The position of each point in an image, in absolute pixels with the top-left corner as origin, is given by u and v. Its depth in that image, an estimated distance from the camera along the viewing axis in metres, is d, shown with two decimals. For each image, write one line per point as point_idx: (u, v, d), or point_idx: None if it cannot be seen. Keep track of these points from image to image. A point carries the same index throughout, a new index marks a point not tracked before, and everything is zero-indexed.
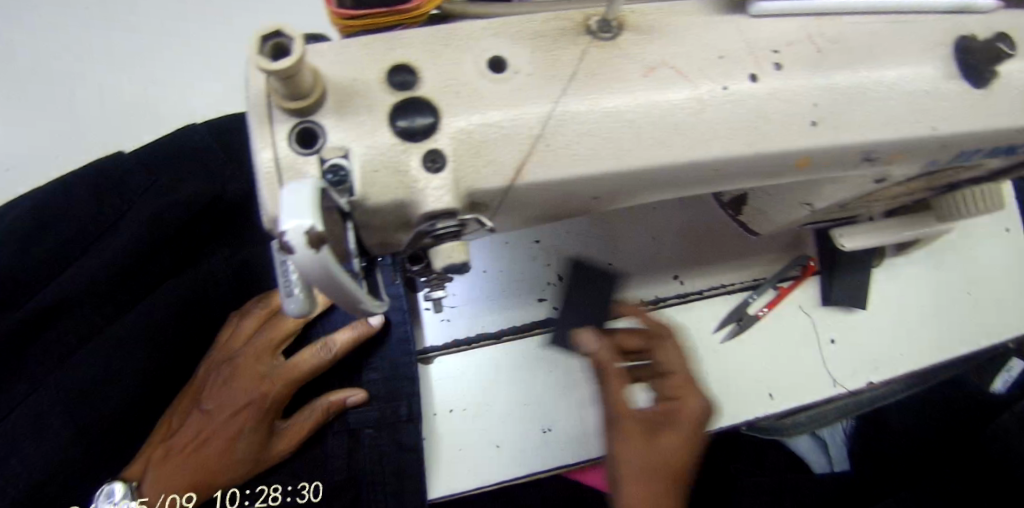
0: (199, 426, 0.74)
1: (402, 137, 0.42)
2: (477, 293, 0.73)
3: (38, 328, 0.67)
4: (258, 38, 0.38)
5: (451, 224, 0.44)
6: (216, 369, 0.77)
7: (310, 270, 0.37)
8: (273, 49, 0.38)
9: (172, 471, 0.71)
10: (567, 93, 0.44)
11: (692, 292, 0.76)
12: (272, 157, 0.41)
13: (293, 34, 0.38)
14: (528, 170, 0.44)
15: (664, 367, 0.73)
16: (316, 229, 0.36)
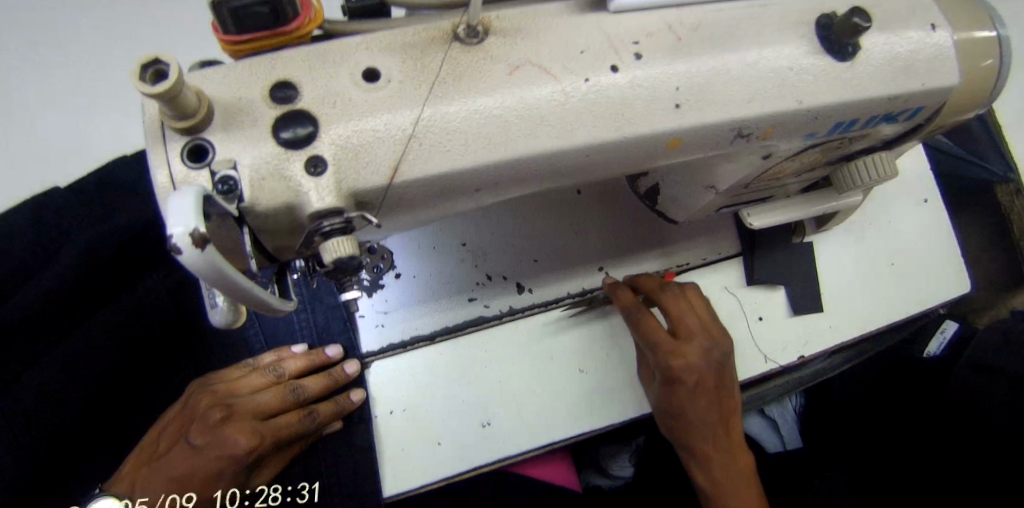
0: (174, 462, 0.66)
1: (285, 146, 0.46)
2: (411, 299, 0.76)
3: None
4: (139, 66, 0.41)
5: (338, 221, 0.47)
6: (196, 406, 0.69)
7: (202, 270, 0.40)
8: (153, 75, 0.42)
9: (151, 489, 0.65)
10: (434, 95, 0.48)
11: (618, 282, 0.80)
12: (167, 174, 0.45)
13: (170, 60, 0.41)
14: (404, 169, 0.48)
15: (595, 355, 0.76)
16: (200, 231, 0.39)
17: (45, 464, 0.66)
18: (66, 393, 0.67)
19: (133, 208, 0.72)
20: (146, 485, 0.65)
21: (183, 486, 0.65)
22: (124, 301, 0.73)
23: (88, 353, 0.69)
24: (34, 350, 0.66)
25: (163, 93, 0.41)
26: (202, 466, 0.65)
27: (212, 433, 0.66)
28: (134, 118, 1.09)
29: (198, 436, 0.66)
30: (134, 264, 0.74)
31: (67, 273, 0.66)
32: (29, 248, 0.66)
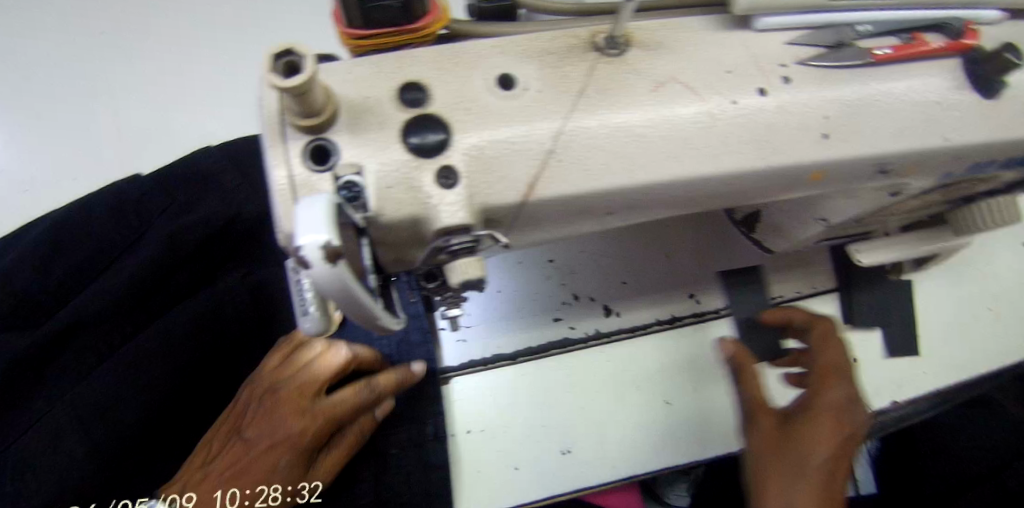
0: (237, 456, 0.63)
1: (413, 153, 0.42)
2: (490, 315, 0.71)
3: (51, 351, 0.62)
4: (271, 57, 0.38)
5: (465, 238, 0.43)
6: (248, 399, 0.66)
7: (326, 284, 0.37)
8: (284, 67, 0.38)
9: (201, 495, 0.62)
10: (573, 109, 0.44)
11: (710, 310, 0.74)
12: (288, 174, 0.42)
13: (305, 53, 0.38)
14: (540, 186, 0.44)
15: (683, 385, 0.71)
16: (331, 243, 0.36)
17: (114, 463, 0.63)
18: (141, 391, 0.64)
19: (217, 201, 0.71)
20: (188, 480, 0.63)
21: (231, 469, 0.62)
22: (205, 297, 0.70)
23: (163, 350, 0.66)
24: (110, 341, 0.65)
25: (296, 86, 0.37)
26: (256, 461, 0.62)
27: (274, 426, 0.61)
28: (192, 105, 1.06)
29: (251, 430, 0.63)
30: (214, 258, 0.72)
31: (147, 261, 0.66)
32: (112, 235, 0.67)
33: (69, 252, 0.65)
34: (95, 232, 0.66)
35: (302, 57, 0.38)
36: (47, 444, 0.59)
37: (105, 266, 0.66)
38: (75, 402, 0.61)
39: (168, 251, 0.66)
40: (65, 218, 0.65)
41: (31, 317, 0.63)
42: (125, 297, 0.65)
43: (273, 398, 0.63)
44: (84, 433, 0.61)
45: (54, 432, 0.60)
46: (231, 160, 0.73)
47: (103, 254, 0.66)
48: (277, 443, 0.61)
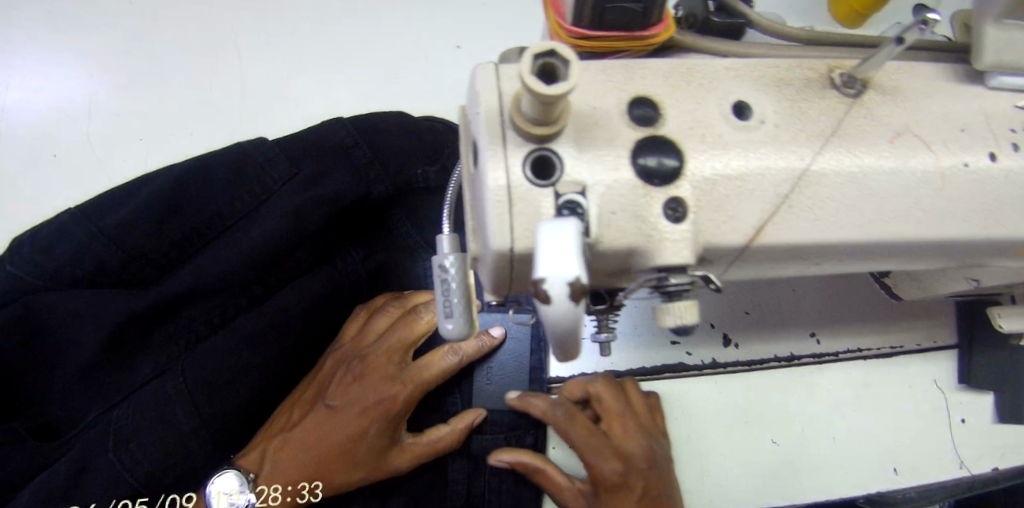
0: (318, 421, 0.68)
1: (641, 178, 0.38)
2: (619, 331, 0.73)
3: (165, 315, 0.61)
4: (530, 56, 0.32)
5: (684, 280, 0.38)
6: (340, 366, 0.72)
7: (562, 325, 0.32)
8: (538, 69, 0.33)
9: (289, 465, 0.66)
10: (819, 153, 0.41)
11: (826, 352, 0.76)
12: (506, 181, 0.37)
13: (568, 58, 0.32)
14: (768, 231, 0.40)
15: (796, 428, 0.75)
16: (578, 279, 0.31)
17: (217, 439, 0.62)
18: (255, 369, 0.64)
19: (344, 178, 0.66)
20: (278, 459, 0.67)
21: (324, 437, 0.67)
22: (322, 279, 0.70)
23: (280, 328, 0.65)
24: (223, 313, 0.64)
25: (552, 96, 0.32)
26: (344, 425, 0.67)
27: (361, 395, 0.68)
28: None
29: (338, 396, 0.69)
30: (331, 237, 0.70)
31: (271, 236, 0.63)
32: (232, 200, 0.63)
33: (187, 214, 0.61)
34: (216, 195, 0.62)
35: (563, 62, 0.32)
36: (156, 414, 0.59)
37: (220, 233, 0.63)
38: (186, 374, 0.60)
39: (293, 229, 0.63)
40: (187, 177, 0.62)
41: (144, 275, 0.61)
42: (245, 271, 0.63)
43: (363, 364, 0.70)
44: (193, 408, 0.60)
45: (164, 402, 0.59)
46: (362, 135, 0.69)
47: (223, 217, 0.62)
48: (366, 409, 0.67)
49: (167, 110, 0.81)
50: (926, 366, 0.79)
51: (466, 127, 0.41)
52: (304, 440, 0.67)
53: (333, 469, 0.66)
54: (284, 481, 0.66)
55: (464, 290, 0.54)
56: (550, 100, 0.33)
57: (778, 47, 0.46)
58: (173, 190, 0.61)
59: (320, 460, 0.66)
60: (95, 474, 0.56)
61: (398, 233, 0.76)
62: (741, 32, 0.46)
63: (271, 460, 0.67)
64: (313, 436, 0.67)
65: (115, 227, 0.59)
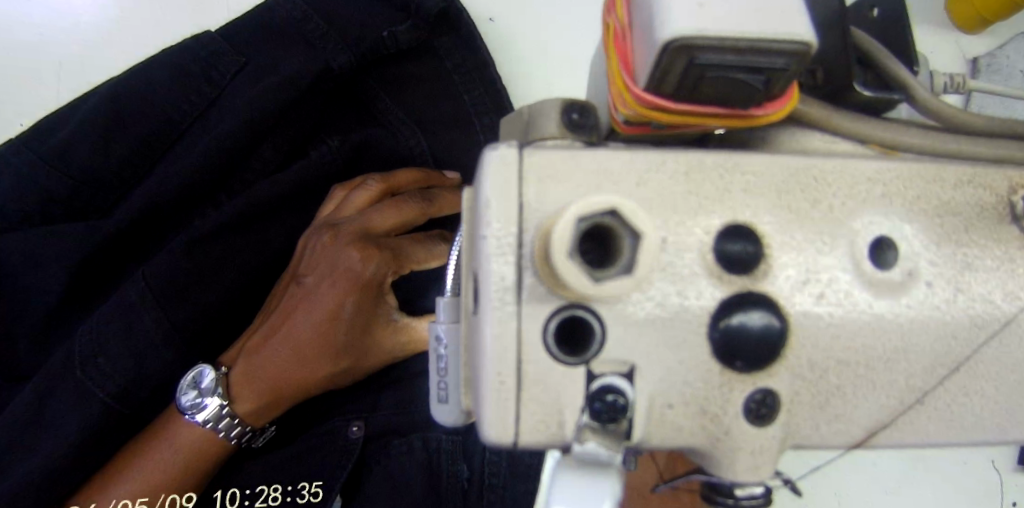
0: (290, 305, 0.56)
1: (719, 357, 0.26)
2: None
3: (126, 240, 0.57)
4: (573, 221, 0.19)
5: (755, 497, 0.28)
6: (310, 239, 0.59)
7: None
8: (583, 232, 0.19)
9: (259, 361, 0.55)
10: (990, 330, 0.28)
11: None
12: (518, 350, 0.24)
13: (629, 226, 0.19)
14: (884, 433, 0.28)
15: (823, 499, 0.73)
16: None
17: (193, 345, 0.56)
18: (224, 262, 0.57)
19: (302, 57, 0.59)
20: (248, 352, 0.56)
21: (293, 323, 0.55)
22: (295, 170, 0.61)
23: (245, 220, 0.59)
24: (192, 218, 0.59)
25: (598, 296, 0.19)
26: (314, 303, 0.54)
27: (332, 265, 0.54)
28: None
29: (309, 272, 0.56)
30: (301, 127, 0.61)
31: (226, 133, 0.57)
32: (179, 101, 0.57)
33: (130, 127, 0.56)
34: (159, 101, 0.57)
35: (627, 232, 0.19)
36: (118, 326, 0.53)
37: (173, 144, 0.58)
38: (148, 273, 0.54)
39: (250, 122, 0.57)
40: (129, 86, 0.56)
41: (97, 201, 0.56)
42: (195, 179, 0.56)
43: (334, 232, 0.57)
44: (160, 310, 0.54)
45: (126, 311, 0.53)
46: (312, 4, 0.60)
47: (166, 129, 0.57)
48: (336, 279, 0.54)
49: None
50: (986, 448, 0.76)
51: (467, 232, 0.27)
52: (276, 327, 0.55)
53: (311, 360, 0.54)
54: (258, 380, 0.54)
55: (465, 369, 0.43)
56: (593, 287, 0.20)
57: (939, 137, 0.31)
58: (106, 110, 0.55)
59: (293, 350, 0.54)
60: (61, 401, 0.52)
61: (380, 111, 0.65)
62: (889, 110, 0.32)
63: (246, 355, 0.56)
64: (286, 324, 0.55)
65: (55, 150, 0.55)
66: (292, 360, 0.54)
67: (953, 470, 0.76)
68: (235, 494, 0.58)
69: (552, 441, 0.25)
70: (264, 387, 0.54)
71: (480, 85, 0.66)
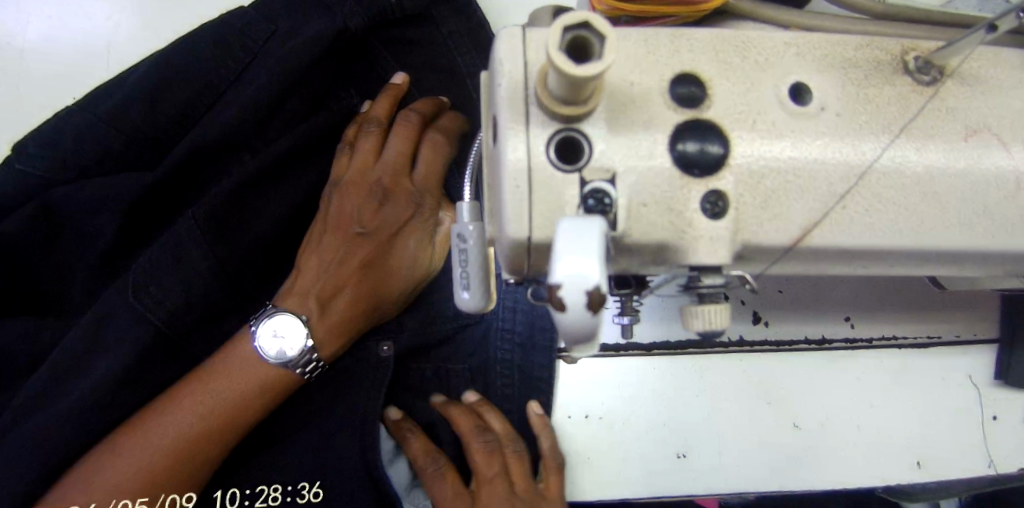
0: (350, 258, 0.67)
1: (679, 166, 0.34)
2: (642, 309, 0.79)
3: (171, 188, 0.66)
4: (562, 28, 0.27)
5: (717, 283, 0.35)
6: (342, 193, 0.68)
7: (579, 334, 0.29)
8: (570, 42, 0.28)
9: (341, 308, 0.65)
10: (890, 148, 0.37)
11: (861, 337, 0.81)
12: (529, 161, 0.33)
13: (602, 32, 0.28)
14: (816, 233, 0.36)
15: (813, 414, 0.80)
16: (598, 289, 0.28)
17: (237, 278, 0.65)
18: (263, 206, 0.67)
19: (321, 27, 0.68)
20: (324, 303, 0.64)
21: (364, 272, 0.67)
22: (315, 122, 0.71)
23: (277, 168, 0.67)
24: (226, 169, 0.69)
25: (580, 78, 0.27)
26: (378, 251, 0.68)
27: (388, 217, 0.68)
28: None
29: (364, 226, 0.67)
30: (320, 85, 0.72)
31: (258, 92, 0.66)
32: (217, 68, 0.67)
33: (181, 93, 0.66)
34: (207, 69, 0.67)
35: (597, 36, 0.27)
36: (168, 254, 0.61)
37: (216, 102, 0.68)
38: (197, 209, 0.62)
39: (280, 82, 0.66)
40: (179, 59, 0.66)
41: (147, 155, 0.67)
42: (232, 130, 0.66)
43: (372, 188, 0.68)
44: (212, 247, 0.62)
45: (176, 244, 0.61)
46: None
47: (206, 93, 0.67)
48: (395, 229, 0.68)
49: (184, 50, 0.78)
50: (964, 366, 0.83)
51: (488, 91, 0.36)
52: (348, 279, 0.66)
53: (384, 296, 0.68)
54: (344, 321, 0.65)
55: (483, 261, 0.53)
56: (578, 81, 0.28)
57: (847, 20, 0.40)
58: (163, 77, 0.65)
59: (369, 292, 0.67)
60: (114, 329, 0.59)
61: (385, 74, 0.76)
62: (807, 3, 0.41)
63: (323, 304, 0.64)
64: (356, 273, 0.66)
65: (114, 113, 0.64)
66: (370, 299, 0.67)
67: (936, 387, 0.83)
68: (235, 495, 0.64)
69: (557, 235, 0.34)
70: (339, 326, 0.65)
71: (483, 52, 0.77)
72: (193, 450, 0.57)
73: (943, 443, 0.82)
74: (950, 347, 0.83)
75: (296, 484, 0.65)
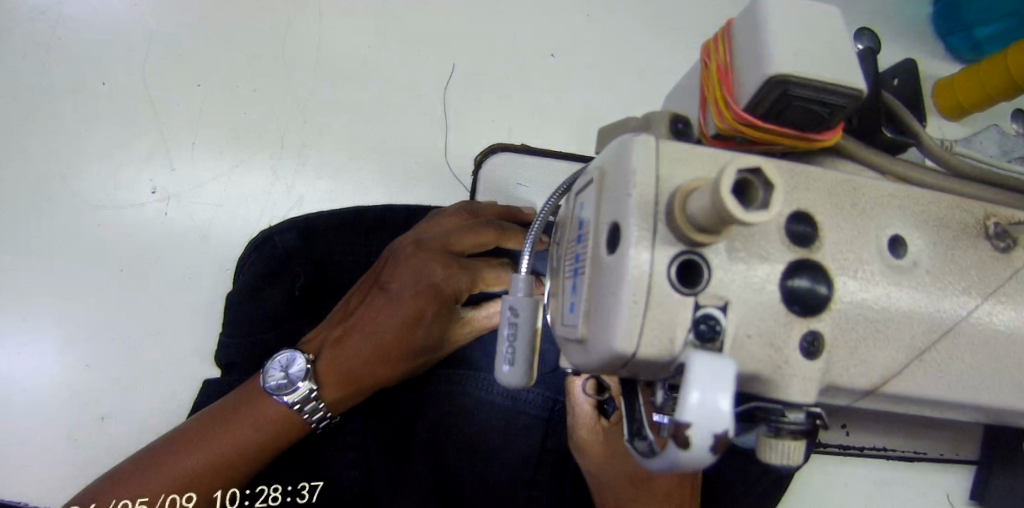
0: (372, 308, 0.62)
1: (785, 302, 0.35)
2: None
3: (255, 245, 0.70)
4: (733, 170, 0.28)
5: (800, 419, 0.36)
6: (396, 249, 0.65)
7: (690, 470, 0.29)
8: (736, 182, 0.29)
9: (348, 359, 0.61)
10: (969, 313, 0.39)
11: (855, 447, 0.80)
12: (649, 282, 0.33)
13: (769, 181, 0.28)
14: (894, 381, 0.38)
15: None
16: (726, 432, 0.28)
17: (292, 314, 0.65)
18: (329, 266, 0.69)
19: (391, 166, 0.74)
20: (333, 355, 0.61)
21: (380, 333, 0.60)
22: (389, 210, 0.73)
23: (355, 233, 0.71)
24: (301, 231, 0.70)
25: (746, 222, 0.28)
26: (400, 311, 0.60)
27: (417, 277, 0.61)
28: None
29: (397, 283, 0.62)
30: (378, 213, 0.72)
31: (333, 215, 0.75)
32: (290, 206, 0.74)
33: None
34: None
35: (765, 183, 0.28)
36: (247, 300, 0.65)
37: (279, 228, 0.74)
38: (280, 247, 0.67)
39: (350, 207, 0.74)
40: None
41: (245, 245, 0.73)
42: (324, 217, 0.71)
43: (418, 247, 0.63)
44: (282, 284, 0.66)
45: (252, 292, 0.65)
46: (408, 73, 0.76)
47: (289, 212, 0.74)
48: (421, 295, 0.60)
49: (228, 60, 0.75)
50: (941, 483, 0.87)
51: (608, 192, 0.36)
52: (361, 326, 0.62)
53: (392, 356, 0.61)
54: (344, 371, 0.61)
55: (531, 337, 0.52)
56: (736, 222, 0.29)
57: (937, 174, 0.42)
58: None
59: (377, 348, 0.61)
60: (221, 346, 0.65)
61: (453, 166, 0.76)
62: (903, 151, 0.43)
63: (331, 347, 0.62)
64: (372, 324, 0.61)
65: None
66: (376, 356, 0.61)
67: (914, 500, 0.86)
68: (236, 494, 0.60)
69: (664, 356, 0.33)
70: (346, 375, 0.60)
71: (539, 111, 0.77)
72: (215, 480, 0.58)
73: None
74: (932, 463, 0.86)
75: (297, 484, 0.61)
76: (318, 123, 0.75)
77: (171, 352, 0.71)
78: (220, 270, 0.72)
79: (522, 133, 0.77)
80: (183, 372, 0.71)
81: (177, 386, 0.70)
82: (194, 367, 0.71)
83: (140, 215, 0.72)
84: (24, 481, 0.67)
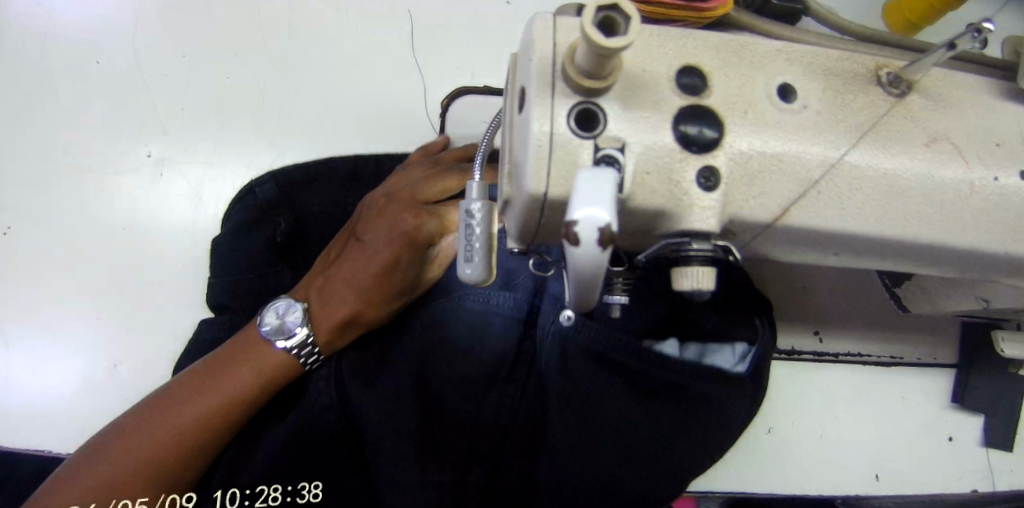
0: (352, 258, 0.67)
1: (680, 144, 0.39)
2: None
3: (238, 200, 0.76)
4: (594, 7, 0.32)
5: (705, 247, 0.39)
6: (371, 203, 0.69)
7: (585, 269, 0.34)
8: (601, 21, 0.33)
9: (332, 306, 0.65)
10: (859, 146, 0.42)
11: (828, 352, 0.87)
12: (550, 129, 0.38)
13: (629, 14, 0.33)
14: (794, 212, 0.41)
15: (783, 421, 0.86)
16: (608, 227, 0.32)
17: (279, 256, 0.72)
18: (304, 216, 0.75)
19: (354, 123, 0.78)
20: (320, 303, 0.66)
21: (359, 279, 0.65)
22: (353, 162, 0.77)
23: (325, 186, 0.77)
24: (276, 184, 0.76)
25: (610, 49, 0.32)
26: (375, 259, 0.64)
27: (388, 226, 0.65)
28: None
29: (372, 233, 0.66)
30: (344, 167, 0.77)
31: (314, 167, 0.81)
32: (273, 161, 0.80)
33: None
34: None
35: (624, 16, 0.33)
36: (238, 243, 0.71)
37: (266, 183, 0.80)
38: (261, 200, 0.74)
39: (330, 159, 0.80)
40: None
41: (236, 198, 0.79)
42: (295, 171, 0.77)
43: (388, 199, 0.67)
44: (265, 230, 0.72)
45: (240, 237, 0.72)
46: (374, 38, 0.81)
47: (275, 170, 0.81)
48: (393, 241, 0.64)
49: (208, 35, 0.82)
50: (925, 387, 0.88)
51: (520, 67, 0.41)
52: (341, 275, 0.66)
53: (371, 301, 0.65)
54: (329, 318, 0.65)
55: (486, 238, 0.56)
56: (607, 54, 0.33)
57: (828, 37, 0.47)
58: None
59: (356, 293, 0.65)
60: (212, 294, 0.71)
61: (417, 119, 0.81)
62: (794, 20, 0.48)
63: (318, 297, 0.67)
64: (352, 272, 0.66)
65: None
66: (357, 301, 0.65)
67: (897, 405, 0.87)
68: (235, 493, 0.63)
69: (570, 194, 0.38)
70: (331, 320, 0.65)
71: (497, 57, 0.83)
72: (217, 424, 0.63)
73: (901, 460, 0.86)
74: (909, 367, 0.88)
75: (296, 483, 0.65)
76: (295, 85, 0.81)
77: (176, 301, 0.77)
78: (214, 222, 0.78)
79: (482, 79, 0.82)
80: (188, 319, 0.77)
81: (182, 331, 0.76)
82: (196, 314, 0.77)
83: (137, 181, 0.79)
84: (50, 426, 0.73)
